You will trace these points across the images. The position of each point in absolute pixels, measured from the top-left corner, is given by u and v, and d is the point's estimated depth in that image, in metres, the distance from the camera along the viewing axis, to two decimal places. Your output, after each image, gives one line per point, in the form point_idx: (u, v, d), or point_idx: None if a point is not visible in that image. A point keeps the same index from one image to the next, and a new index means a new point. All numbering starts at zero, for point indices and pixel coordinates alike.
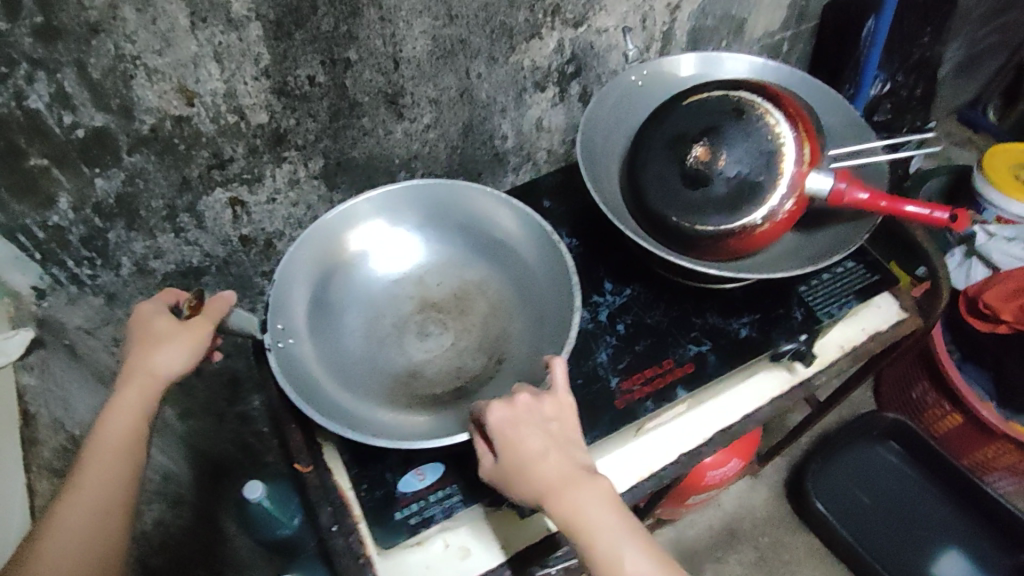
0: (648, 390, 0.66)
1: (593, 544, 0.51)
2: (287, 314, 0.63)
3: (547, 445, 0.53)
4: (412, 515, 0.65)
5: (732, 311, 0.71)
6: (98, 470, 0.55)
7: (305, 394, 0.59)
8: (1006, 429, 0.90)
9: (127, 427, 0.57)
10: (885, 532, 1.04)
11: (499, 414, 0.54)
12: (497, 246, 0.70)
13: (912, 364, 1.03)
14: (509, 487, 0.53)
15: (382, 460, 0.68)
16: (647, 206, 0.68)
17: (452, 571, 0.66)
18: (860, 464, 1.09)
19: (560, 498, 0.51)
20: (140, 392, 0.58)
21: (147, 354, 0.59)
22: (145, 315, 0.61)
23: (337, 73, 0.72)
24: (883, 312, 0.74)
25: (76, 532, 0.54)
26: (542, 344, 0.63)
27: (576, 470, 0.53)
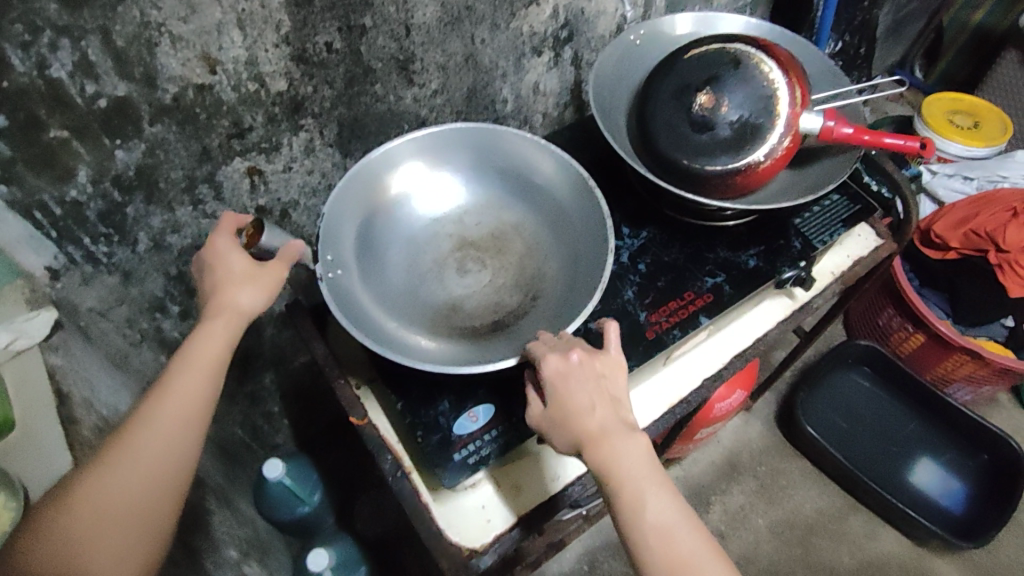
0: (674, 320, 0.71)
1: (618, 490, 0.53)
2: (335, 246, 0.65)
3: (593, 399, 0.55)
4: (471, 454, 0.65)
5: (739, 245, 0.77)
6: (176, 402, 0.54)
7: (356, 319, 0.61)
8: (958, 339, 1.03)
9: (208, 357, 0.56)
10: (873, 441, 1.17)
11: (553, 363, 0.56)
12: (535, 189, 0.73)
13: (878, 294, 1.16)
14: (552, 432, 0.56)
15: (433, 404, 0.68)
16: (651, 142, 0.72)
17: (506, 509, 0.69)
18: (836, 390, 1.21)
19: (598, 445, 0.54)
20: (224, 325, 0.58)
21: (226, 293, 0.58)
22: (217, 251, 0.60)
23: (353, 39, 0.73)
24: (863, 240, 0.83)
25: (146, 464, 0.52)
26: (578, 279, 0.66)
27: (617, 425, 0.55)
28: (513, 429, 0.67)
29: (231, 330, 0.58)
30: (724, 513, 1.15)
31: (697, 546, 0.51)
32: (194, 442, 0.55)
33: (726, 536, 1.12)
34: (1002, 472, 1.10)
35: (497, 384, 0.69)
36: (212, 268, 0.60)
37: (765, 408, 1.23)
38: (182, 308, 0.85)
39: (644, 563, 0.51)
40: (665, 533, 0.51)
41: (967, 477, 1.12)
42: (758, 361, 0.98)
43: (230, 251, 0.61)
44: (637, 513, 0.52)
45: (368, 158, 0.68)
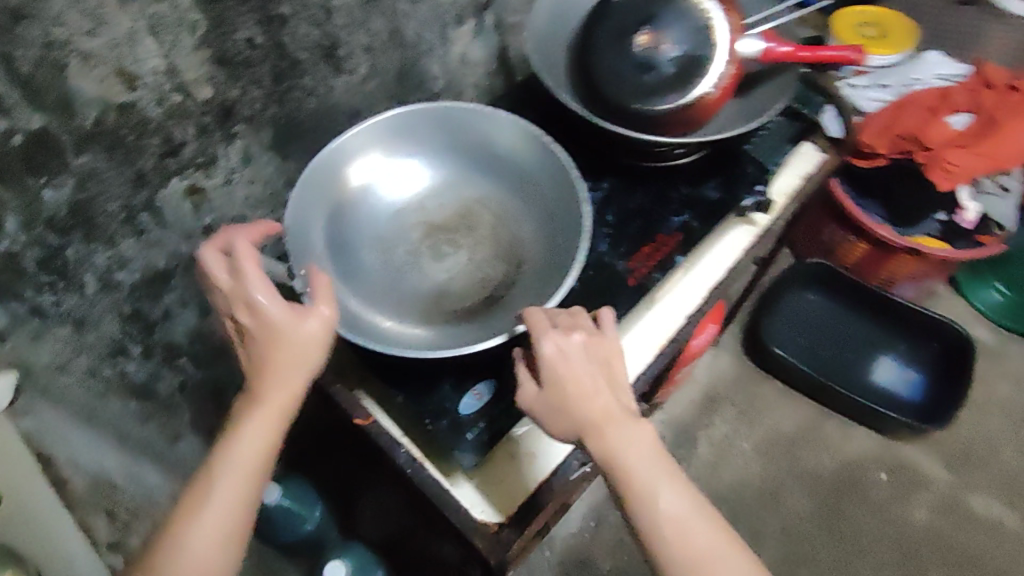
0: (653, 263, 0.71)
1: (629, 479, 0.54)
2: (309, 256, 0.62)
3: (595, 385, 0.55)
4: (479, 429, 0.65)
5: (699, 180, 0.77)
6: (229, 492, 0.53)
7: (353, 327, 0.60)
8: (894, 239, 1.09)
9: (254, 449, 0.55)
10: (834, 349, 1.23)
11: (551, 347, 0.56)
12: (492, 157, 0.72)
13: (818, 212, 1.20)
14: (552, 419, 0.55)
15: (435, 390, 0.66)
16: (600, 93, 0.71)
17: (525, 479, 0.68)
18: (794, 312, 1.25)
19: (604, 432, 0.54)
20: (278, 405, 0.55)
21: (278, 360, 0.55)
22: (247, 294, 0.54)
23: (274, 31, 0.70)
24: (808, 157, 0.84)
25: (195, 569, 0.51)
26: (557, 238, 0.66)
27: (622, 413, 0.56)
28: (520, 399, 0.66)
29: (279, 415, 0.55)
30: (711, 445, 1.18)
31: (708, 533, 0.53)
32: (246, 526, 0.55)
33: (717, 466, 1.16)
34: (953, 356, 1.17)
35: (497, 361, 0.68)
36: (251, 325, 0.55)
37: (731, 338, 1.27)
38: (143, 347, 0.79)
39: (660, 555, 0.52)
40: (676, 520, 0.53)
41: (922, 366, 1.19)
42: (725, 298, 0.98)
43: (271, 303, 0.54)
44: (650, 505, 0.53)
45: (317, 158, 0.65)
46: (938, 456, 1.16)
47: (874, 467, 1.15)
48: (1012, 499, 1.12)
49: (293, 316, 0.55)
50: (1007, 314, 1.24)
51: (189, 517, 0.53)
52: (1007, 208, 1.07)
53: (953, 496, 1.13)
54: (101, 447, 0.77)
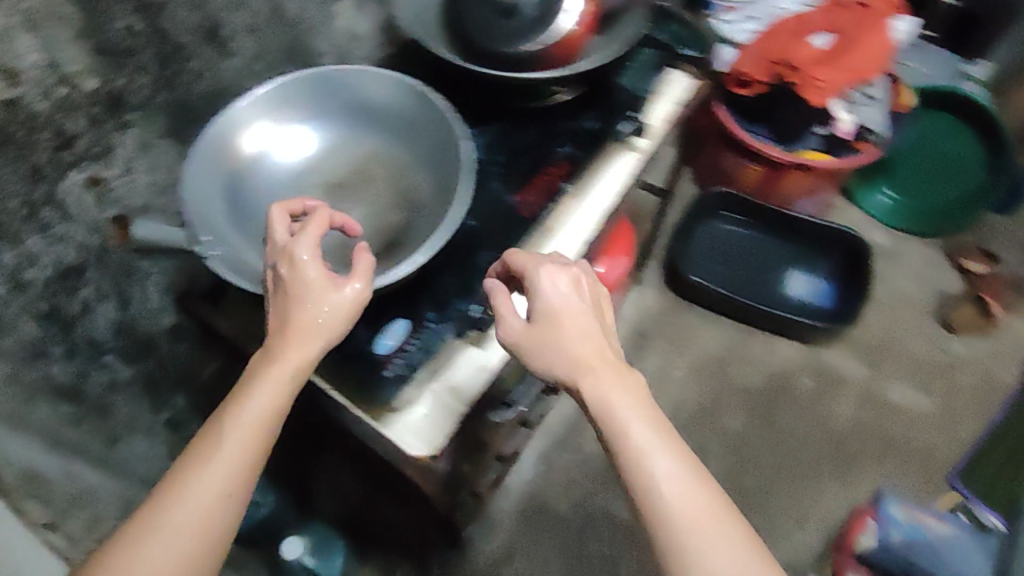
0: (544, 196, 0.74)
1: (622, 431, 0.51)
2: (208, 223, 0.63)
3: (585, 328, 0.56)
4: (399, 364, 0.66)
5: (578, 112, 0.80)
6: (226, 458, 0.50)
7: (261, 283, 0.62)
8: (783, 157, 1.17)
9: (264, 413, 0.52)
10: (745, 271, 1.30)
11: (546, 285, 0.58)
12: (381, 114, 0.74)
13: (715, 143, 1.27)
14: (540, 357, 0.55)
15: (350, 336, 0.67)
16: (472, 41, 0.74)
17: (451, 407, 0.66)
18: (707, 240, 1.33)
19: (595, 376, 0.53)
20: (288, 371, 0.53)
21: (296, 322, 0.54)
22: (291, 252, 0.56)
23: (152, 18, 0.72)
24: (681, 84, 0.89)
25: (183, 538, 0.47)
26: (447, 179, 0.69)
27: (616, 365, 0.55)
28: (433, 330, 0.68)
29: (291, 380, 0.53)
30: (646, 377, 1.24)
31: (706, 502, 0.49)
32: (239, 504, 0.50)
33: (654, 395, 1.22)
34: (855, 260, 1.25)
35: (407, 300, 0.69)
36: (287, 281, 0.56)
37: (653, 276, 1.33)
38: (66, 346, 0.79)
39: (651, 513, 0.48)
40: (669, 478, 0.49)
41: (828, 274, 1.28)
42: (627, 225, 1.08)
43: (306, 263, 0.56)
44: (643, 460, 0.50)
45: (205, 129, 0.66)
46: (853, 354, 1.22)
47: (798, 375, 1.22)
48: (925, 383, 1.18)
49: (328, 284, 0.56)
50: (894, 216, 1.33)
51: (181, 481, 0.49)
52: (878, 116, 1.16)
53: (871, 388, 1.19)
54: (33, 449, 0.78)
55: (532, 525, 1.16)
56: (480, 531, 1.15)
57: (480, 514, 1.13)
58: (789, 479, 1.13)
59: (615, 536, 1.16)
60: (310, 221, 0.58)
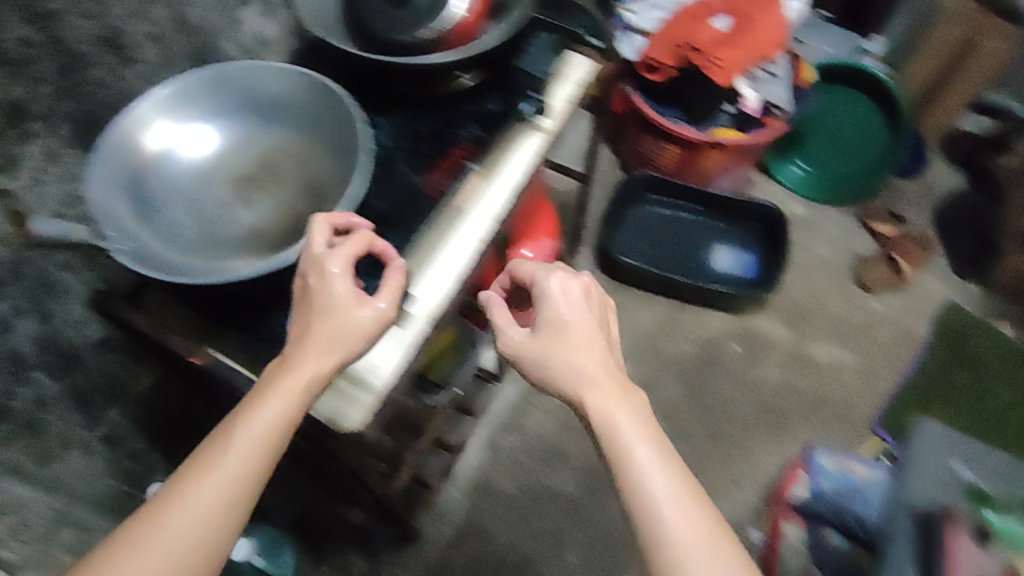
0: (447, 173, 0.78)
1: (620, 449, 0.54)
2: (111, 219, 0.64)
3: (592, 344, 0.59)
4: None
5: (480, 95, 0.83)
6: (233, 462, 0.52)
7: (168, 270, 0.63)
8: (694, 137, 1.22)
9: (271, 426, 0.54)
10: (672, 247, 1.34)
11: (556, 297, 0.61)
12: (282, 107, 0.75)
13: (634, 127, 1.32)
14: (546, 369, 0.59)
15: (262, 315, 0.70)
16: (368, 32, 0.76)
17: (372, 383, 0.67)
18: (635, 222, 1.37)
19: (598, 393, 0.57)
20: (298, 383, 0.55)
21: (315, 336, 0.56)
22: (322, 265, 0.58)
23: (47, 27, 0.75)
24: (582, 65, 0.92)
25: (186, 538, 0.50)
26: (347, 162, 0.71)
27: (620, 384, 0.58)
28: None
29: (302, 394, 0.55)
30: None
31: (698, 521, 0.52)
32: (243, 509, 0.52)
33: None
34: (773, 230, 1.31)
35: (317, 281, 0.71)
36: (314, 292, 0.58)
37: (586, 261, 1.37)
38: None
39: (643, 528, 0.52)
40: (663, 500, 0.52)
41: (750, 245, 1.33)
42: (546, 207, 1.12)
43: (335, 278, 0.58)
44: (639, 481, 0.53)
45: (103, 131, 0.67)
46: (779, 320, 1.28)
47: (728, 344, 1.26)
48: (848, 341, 1.24)
49: (353, 299, 0.58)
50: (809, 186, 1.39)
51: (190, 482, 0.51)
52: (782, 93, 1.22)
53: (797, 350, 1.24)
54: None
55: (483, 512, 1.18)
56: (429, 520, 1.16)
57: (428, 502, 1.15)
58: (723, 442, 1.17)
59: (564, 514, 1.18)
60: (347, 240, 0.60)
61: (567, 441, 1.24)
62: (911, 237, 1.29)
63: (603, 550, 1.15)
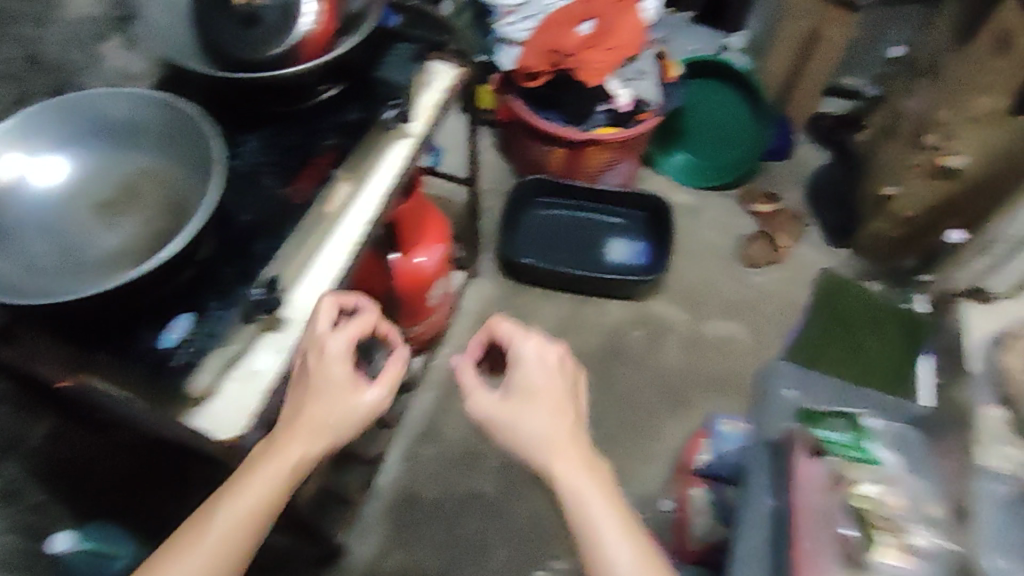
0: (313, 180, 0.80)
1: (581, 510, 0.60)
2: None
3: (559, 412, 0.66)
4: (184, 353, 0.65)
5: (342, 105, 0.85)
6: (220, 529, 0.57)
7: (24, 294, 0.62)
8: (576, 136, 1.28)
9: (255, 503, 0.59)
10: (570, 243, 1.39)
11: (529, 365, 0.69)
12: (136, 132, 0.77)
13: (521, 132, 1.37)
14: (519, 430, 0.64)
15: (129, 332, 0.66)
16: (224, 54, 0.77)
17: (252, 393, 0.70)
18: (531, 223, 1.41)
19: (567, 459, 0.63)
20: (290, 459, 0.61)
21: (308, 413, 0.64)
22: (322, 344, 0.68)
23: None
24: (446, 73, 1.00)
25: None
26: (203, 174, 0.73)
27: (585, 455, 0.64)
28: (219, 315, 0.68)
29: (291, 474, 0.60)
30: None
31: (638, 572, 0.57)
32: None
33: None
34: (659, 217, 1.38)
35: (187, 296, 0.68)
36: (313, 370, 0.66)
37: (489, 266, 1.40)
38: None
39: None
40: (619, 556, 0.57)
41: (642, 234, 1.40)
42: (437, 216, 1.16)
43: (333, 359, 0.67)
44: (597, 545, 0.58)
45: None
46: (674, 303, 1.34)
47: (629, 329, 1.32)
48: (739, 315, 1.31)
49: (349, 384, 0.66)
50: (688, 173, 1.48)
51: (181, 548, 0.57)
52: (650, 87, 1.29)
53: (693, 328, 1.31)
54: None
55: (406, 523, 1.18)
56: (353, 538, 1.16)
57: (349, 517, 1.15)
58: (631, 424, 1.21)
59: (489, 514, 1.19)
60: (351, 327, 0.69)
61: (484, 442, 1.27)
62: (784, 213, 1.39)
63: (526, 542, 1.17)
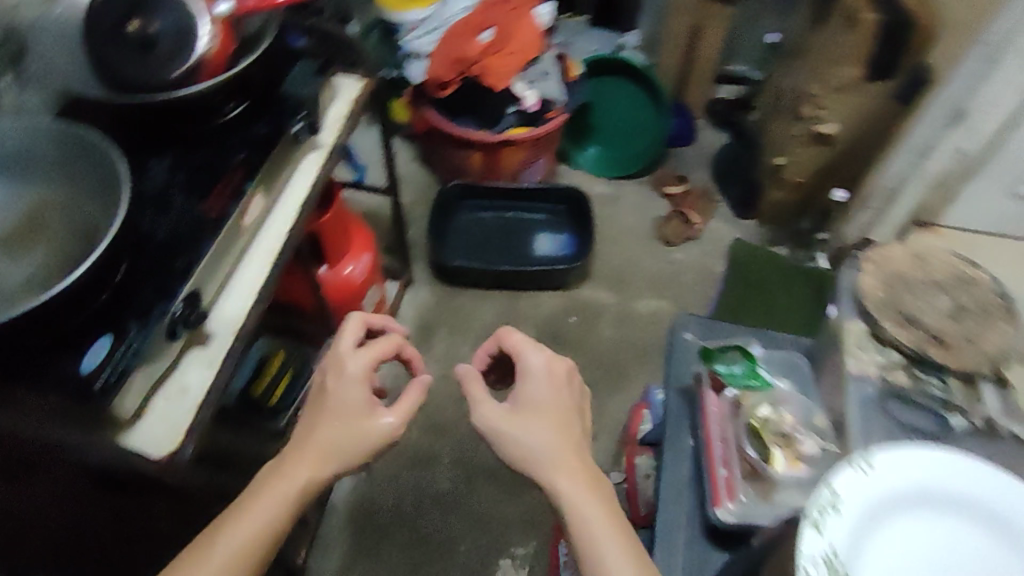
0: (226, 194, 0.81)
1: (588, 533, 0.60)
2: None
3: (566, 433, 0.68)
4: (110, 374, 0.66)
5: (248, 121, 0.88)
6: (224, 548, 0.55)
7: None
8: (489, 138, 1.34)
9: (263, 525, 0.57)
10: (497, 242, 1.45)
11: (541, 385, 0.72)
12: (39, 163, 0.77)
13: (438, 140, 1.42)
14: (537, 451, 0.66)
15: (51, 362, 0.66)
16: (123, 80, 0.80)
17: (184, 405, 0.73)
18: (458, 227, 1.46)
19: (578, 486, 0.64)
20: (298, 479, 0.60)
21: (317, 432, 0.63)
22: (339, 363, 0.68)
23: None
24: (351, 86, 1.05)
25: None
26: (109, 198, 0.73)
27: (594, 482, 0.65)
28: (139, 336, 0.69)
29: (295, 498, 0.59)
30: (438, 359, 1.35)
31: None
32: None
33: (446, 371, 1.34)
34: (577, 208, 1.46)
35: (104, 315, 0.69)
36: (328, 389, 0.66)
37: (423, 273, 1.44)
38: None
39: None
40: None
41: (563, 226, 1.47)
42: (363, 227, 1.19)
43: (350, 378, 0.67)
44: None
45: None
46: (603, 287, 1.41)
47: (564, 316, 1.38)
48: (665, 292, 1.39)
49: (363, 406, 0.65)
50: (600, 165, 1.56)
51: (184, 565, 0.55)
52: (554, 87, 1.38)
53: (624, 310, 1.37)
54: None
55: (367, 531, 1.20)
56: (315, 554, 1.17)
57: (309, 536, 1.16)
58: None
59: (448, 510, 1.22)
60: (373, 348, 0.70)
61: (435, 442, 1.28)
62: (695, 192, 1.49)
63: (486, 531, 1.20)
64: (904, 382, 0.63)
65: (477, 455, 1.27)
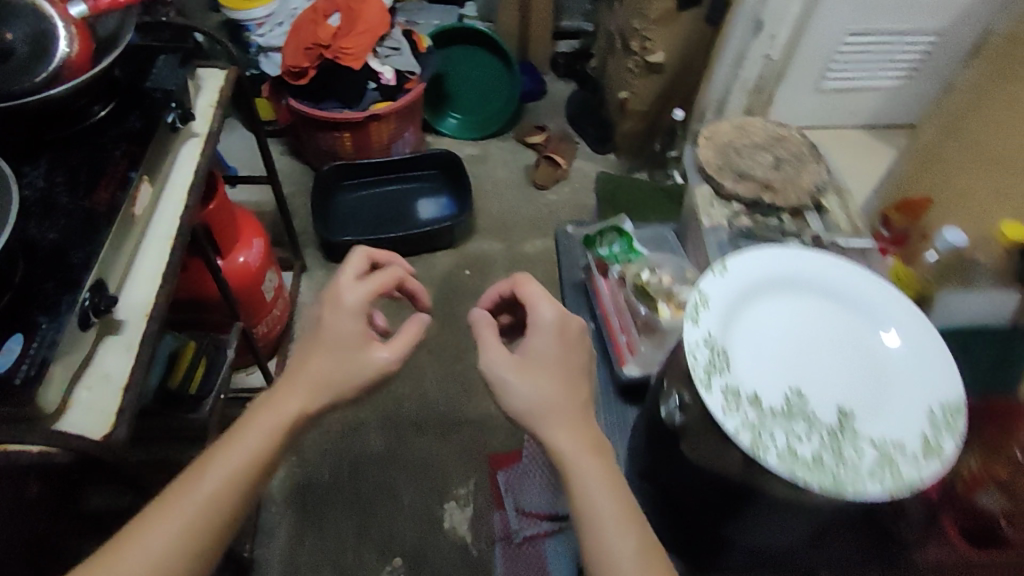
0: (111, 186, 0.81)
1: (589, 511, 0.51)
2: None
3: (571, 398, 0.57)
4: (27, 368, 0.64)
5: (120, 117, 0.88)
6: (218, 471, 0.55)
7: None
8: (356, 115, 1.39)
9: (257, 451, 0.57)
10: (381, 214, 1.50)
11: (547, 342, 0.59)
12: None
13: (306, 127, 1.45)
14: (539, 412, 0.56)
15: None
16: None
17: (110, 390, 0.74)
18: (341, 208, 1.50)
19: (586, 461, 0.54)
20: (289, 405, 0.60)
21: (312, 359, 0.62)
22: (337, 294, 0.65)
23: None
24: (214, 77, 1.08)
25: (166, 536, 0.52)
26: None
27: (604, 458, 0.55)
28: (51, 327, 0.68)
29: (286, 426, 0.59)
30: None
31: None
32: (228, 511, 0.55)
33: None
34: (454, 170, 1.53)
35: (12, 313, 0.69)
36: (325, 318, 0.64)
37: (315, 259, 1.46)
38: None
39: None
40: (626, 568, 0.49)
41: (442, 189, 1.54)
42: (249, 216, 1.22)
43: (345, 313, 0.64)
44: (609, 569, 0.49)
45: None
46: (490, 237, 1.50)
47: (460, 271, 1.46)
48: (546, 232, 1.51)
49: (360, 340, 0.64)
50: (466, 129, 1.65)
51: (185, 484, 0.55)
52: (409, 60, 1.44)
53: (512, 254, 1.47)
54: None
55: (309, 509, 1.22)
56: (259, 545, 1.17)
57: (250, 530, 1.15)
58: None
59: (386, 470, 1.26)
60: (372, 282, 0.67)
61: (360, 412, 1.32)
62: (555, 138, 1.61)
63: (426, 480, 1.25)
64: (746, 223, 0.81)
65: (403, 414, 1.32)
